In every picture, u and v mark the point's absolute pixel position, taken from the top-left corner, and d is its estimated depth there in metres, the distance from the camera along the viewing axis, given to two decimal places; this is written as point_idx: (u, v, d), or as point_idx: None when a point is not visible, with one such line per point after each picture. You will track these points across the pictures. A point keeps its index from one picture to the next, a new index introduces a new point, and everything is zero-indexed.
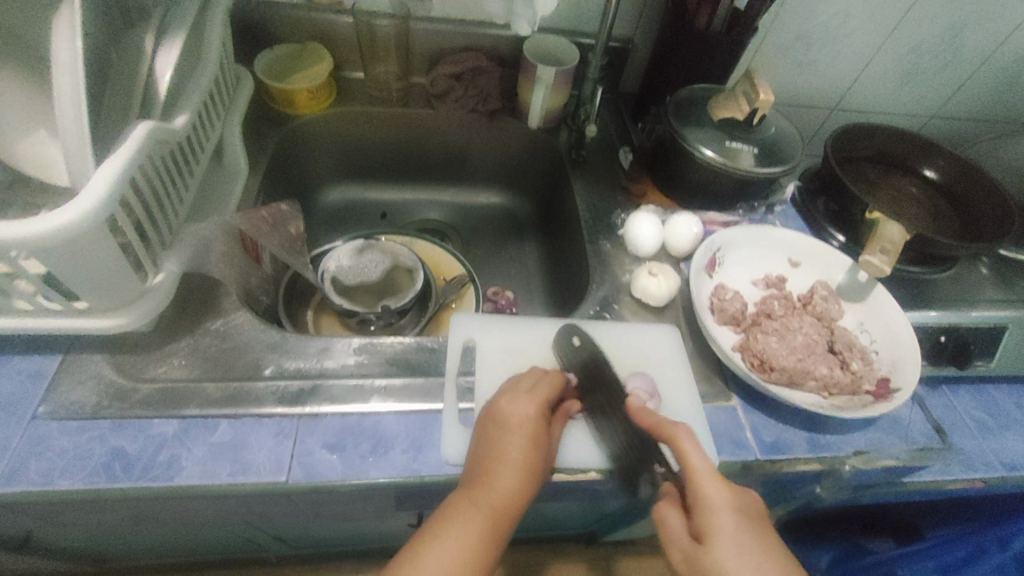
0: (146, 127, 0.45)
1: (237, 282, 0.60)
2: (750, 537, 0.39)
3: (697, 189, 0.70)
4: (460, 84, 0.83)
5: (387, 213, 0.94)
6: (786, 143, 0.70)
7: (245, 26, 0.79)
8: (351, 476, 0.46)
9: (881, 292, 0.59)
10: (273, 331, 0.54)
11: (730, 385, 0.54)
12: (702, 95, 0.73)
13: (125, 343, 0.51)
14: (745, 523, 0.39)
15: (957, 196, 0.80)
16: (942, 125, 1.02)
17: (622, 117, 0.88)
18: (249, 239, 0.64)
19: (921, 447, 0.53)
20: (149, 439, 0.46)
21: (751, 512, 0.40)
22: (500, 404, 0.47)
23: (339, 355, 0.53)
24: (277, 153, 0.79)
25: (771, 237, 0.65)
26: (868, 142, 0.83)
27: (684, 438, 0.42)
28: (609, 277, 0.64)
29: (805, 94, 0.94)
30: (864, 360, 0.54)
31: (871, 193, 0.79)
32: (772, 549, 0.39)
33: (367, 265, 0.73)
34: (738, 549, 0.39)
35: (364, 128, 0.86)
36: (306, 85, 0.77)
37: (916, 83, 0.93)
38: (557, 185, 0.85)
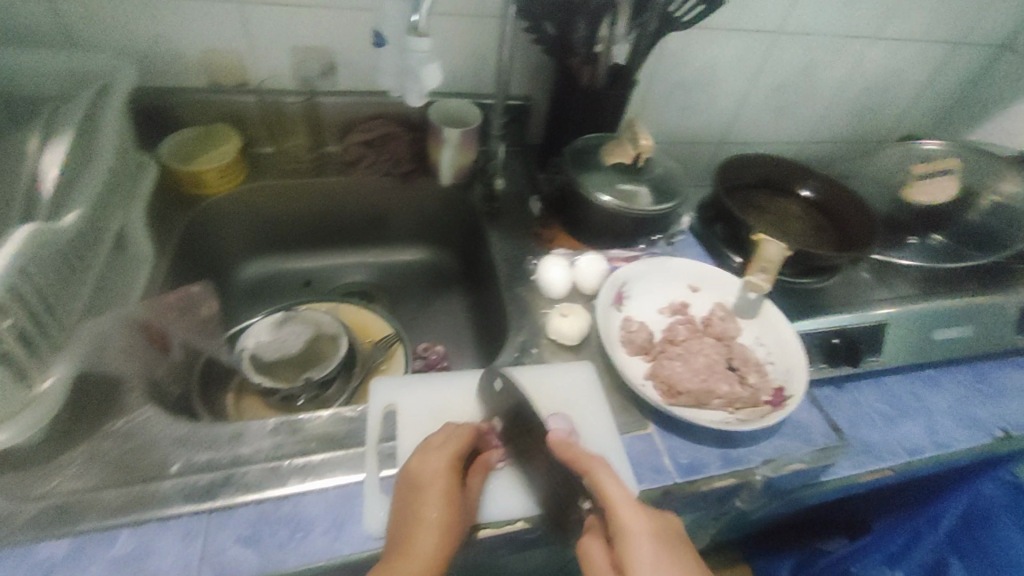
0: (31, 230, 0.50)
1: (142, 375, 0.57)
2: (667, 559, 0.42)
3: (601, 230, 0.75)
4: (371, 150, 0.86)
5: (311, 281, 0.93)
6: (673, 180, 0.76)
7: (145, 111, 0.78)
8: (268, 568, 0.44)
9: (771, 308, 0.64)
10: (182, 424, 0.52)
11: (647, 414, 0.56)
12: (594, 144, 0.79)
13: (11, 459, 0.47)
14: (662, 546, 0.42)
15: (831, 210, 0.90)
16: (815, 148, 1.15)
17: (530, 167, 0.93)
18: (155, 329, 0.62)
19: (822, 446, 0.57)
20: (36, 565, 0.42)
21: (668, 533, 0.43)
22: (415, 464, 0.48)
23: (253, 439, 0.51)
24: (188, 234, 0.76)
25: (669, 267, 0.70)
26: (749, 171, 0.92)
27: (601, 471, 0.45)
28: (526, 322, 0.67)
29: (692, 132, 1.03)
30: (760, 373, 0.58)
31: (759, 216, 0.88)
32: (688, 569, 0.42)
33: (288, 338, 0.71)
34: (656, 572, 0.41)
35: (279, 200, 0.87)
36: (214, 165, 0.77)
37: (786, 114, 1.05)
38: (475, 237, 0.88)
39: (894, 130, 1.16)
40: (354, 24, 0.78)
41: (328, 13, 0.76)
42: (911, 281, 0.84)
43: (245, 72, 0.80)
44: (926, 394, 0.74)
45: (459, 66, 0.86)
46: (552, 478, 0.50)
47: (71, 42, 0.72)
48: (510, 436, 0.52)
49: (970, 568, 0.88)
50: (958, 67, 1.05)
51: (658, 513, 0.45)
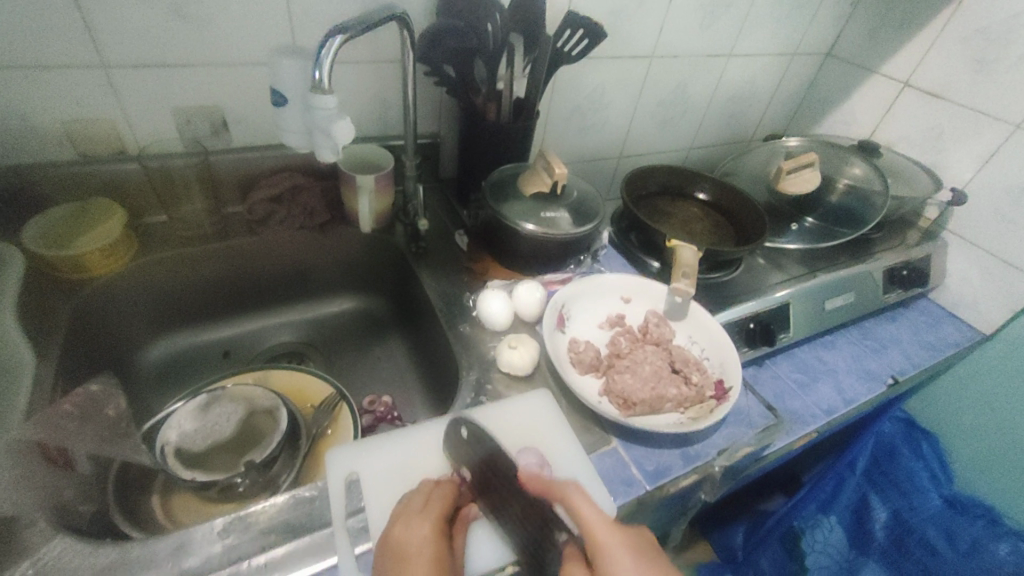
0: None
1: (47, 504, 0.49)
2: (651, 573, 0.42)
3: (531, 256, 0.77)
4: (281, 206, 0.81)
5: (230, 350, 0.86)
6: (589, 200, 0.81)
7: (1, 195, 0.68)
8: None
9: (695, 307, 0.71)
10: (107, 550, 0.45)
11: (607, 429, 0.59)
12: (510, 175, 0.82)
13: None
14: (644, 561, 0.43)
15: (725, 208, 1.00)
16: (699, 152, 1.28)
17: (450, 202, 0.94)
18: (53, 446, 0.54)
19: (761, 427, 0.63)
20: None
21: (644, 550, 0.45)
22: (395, 532, 0.45)
23: (199, 547, 0.46)
24: (75, 325, 0.67)
25: (601, 282, 0.74)
26: (651, 180, 1.01)
27: (574, 495, 0.46)
28: (475, 359, 0.67)
29: (593, 151, 1.11)
30: (701, 371, 0.63)
31: (667, 221, 0.95)
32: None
33: (218, 421, 0.65)
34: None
35: (182, 271, 0.79)
36: (96, 245, 0.68)
37: (670, 126, 1.16)
38: (405, 278, 0.87)
39: (758, 130, 1.32)
40: (242, 79, 0.74)
41: (210, 70, 0.71)
42: (798, 261, 0.95)
43: (122, 139, 0.73)
44: (828, 357, 0.84)
45: (363, 112, 0.84)
46: (517, 514, 0.48)
47: None
48: (478, 488, 0.51)
49: (886, 500, 1.06)
50: (799, 73, 1.23)
51: (631, 532, 0.46)
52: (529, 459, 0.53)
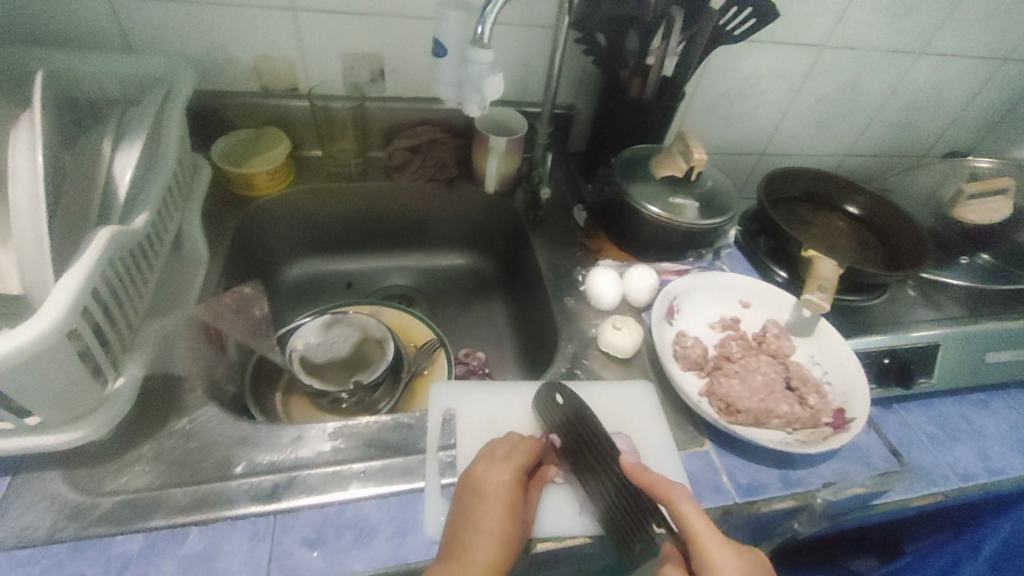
0: (106, 236, 0.44)
1: (204, 375, 0.59)
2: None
3: (649, 242, 0.74)
4: (416, 155, 0.86)
5: (353, 282, 0.94)
6: (722, 193, 0.75)
7: (199, 115, 0.80)
8: (334, 572, 0.44)
9: (824, 326, 0.64)
10: (244, 424, 0.53)
11: (701, 430, 0.57)
12: (643, 155, 0.79)
13: (86, 455, 0.49)
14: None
15: (878, 226, 0.88)
16: (855, 162, 1.14)
17: (573, 176, 0.93)
18: (212, 328, 0.63)
19: (882, 472, 0.56)
20: (111, 559, 0.43)
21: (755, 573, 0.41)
22: (476, 471, 0.48)
23: (313, 442, 0.52)
24: (239, 235, 0.78)
25: (721, 281, 0.69)
26: (794, 183, 0.91)
27: (680, 498, 0.43)
28: (575, 333, 0.67)
29: (732, 144, 1.03)
30: (820, 394, 0.58)
31: (804, 230, 0.86)
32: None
33: (336, 340, 0.72)
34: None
35: (326, 204, 0.88)
36: (264, 168, 0.78)
37: (827, 127, 1.04)
38: (518, 244, 0.88)
39: (935, 145, 1.14)
40: (404, 31, 0.79)
41: (377, 21, 0.77)
42: (959, 301, 0.82)
43: (296, 78, 0.81)
44: (978, 418, 0.72)
45: (506, 75, 0.86)
46: (618, 496, 0.49)
47: (128, 46, 0.73)
48: (574, 454, 0.52)
49: None
50: (1007, 82, 1.03)
51: (744, 549, 0.43)
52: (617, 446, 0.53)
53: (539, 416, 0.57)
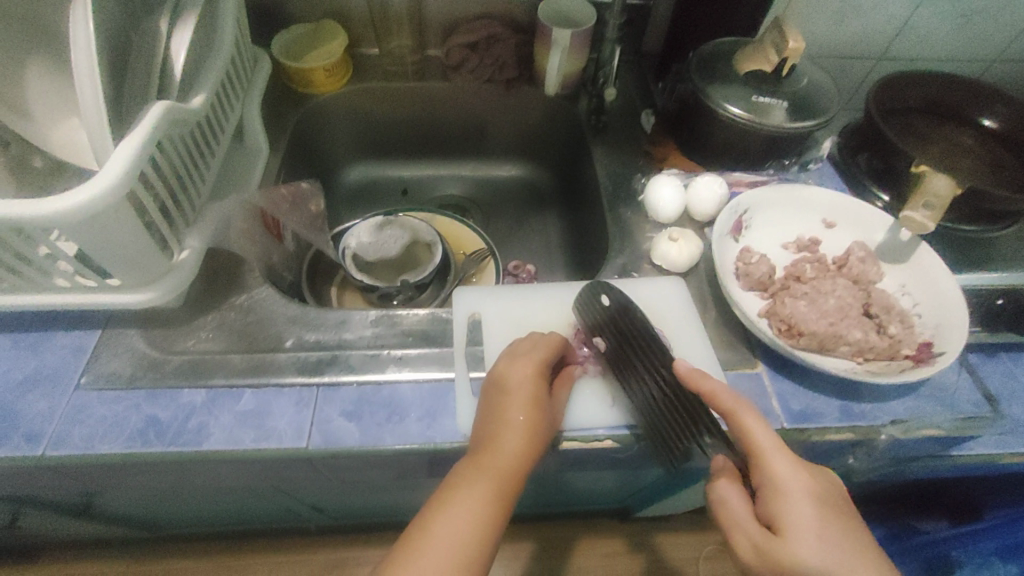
0: (157, 111, 0.45)
1: (259, 259, 0.62)
2: (824, 519, 0.38)
3: (722, 148, 0.67)
4: (474, 53, 0.81)
5: (408, 189, 0.94)
6: (821, 94, 0.64)
7: (261, 9, 0.79)
8: (368, 443, 0.47)
9: (927, 251, 0.55)
10: (294, 306, 0.56)
11: (755, 351, 0.52)
12: (728, 49, 0.68)
13: (159, 318, 0.54)
14: (818, 503, 0.39)
15: (1018, 145, 0.73)
16: (1005, 71, 0.92)
17: (644, 78, 0.83)
18: (269, 217, 0.65)
19: (968, 416, 0.50)
20: (179, 407, 0.48)
21: (822, 489, 0.40)
22: (500, 368, 0.47)
23: (355, 327, 0.54)
24: (298, 132, 0.79)
25: (801, 196, 0.61)
26: (915, 91, 0.75)
27: (747, 415, 0.40)
28: (629, 245, 0.63)
29: (845, 45, 0.86)
30: (904, 323, 0.51)
31: (920, 147, 0.72)
32: (847, 529, 0.39)
33: (387, 241, 0.72)
34: (812, 532, 0.38)
35: (382, 106, 0.86)
36: (321, 63, 0.77)
37: (977, 22, 0.84)
38: (578, 154, 0.82)
39: None
40: None
41: None
42: None
43: None
44: None
45: None
46: (664, 401, 0.46)
47: None
48: (618, 356, 0.50)
49: None
50: None
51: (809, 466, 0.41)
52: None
53: (581, 315, 0.54)
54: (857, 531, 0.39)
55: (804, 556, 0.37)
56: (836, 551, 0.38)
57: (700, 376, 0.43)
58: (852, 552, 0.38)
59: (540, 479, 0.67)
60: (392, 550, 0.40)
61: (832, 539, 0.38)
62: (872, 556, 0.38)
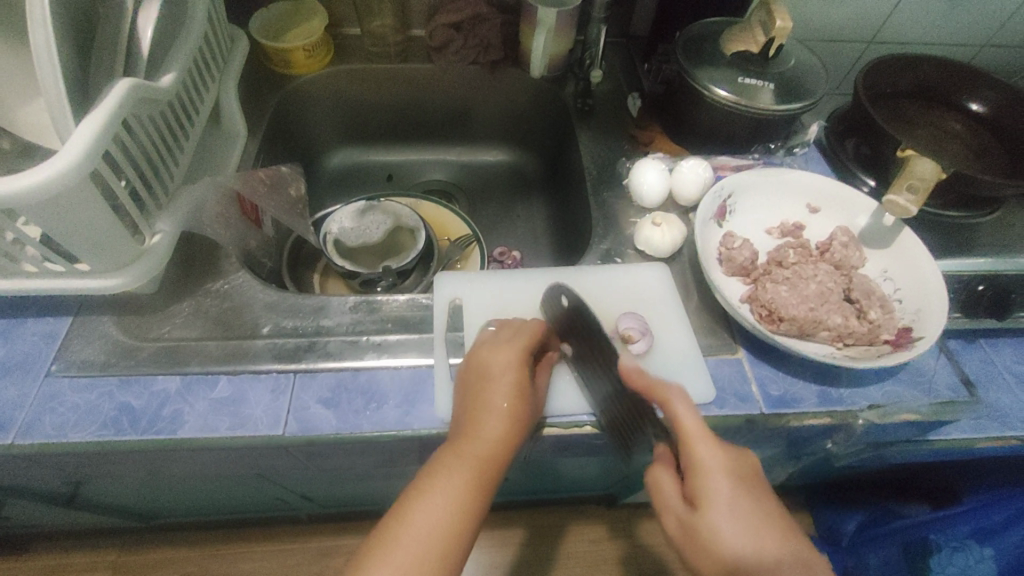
0: (123, 88, 0.43)
1: (237, 244, 0.61)
2: (745, 499, 0.39)
3: (708, 132, 0.66)
4: (459, 34, 0.78)
5: (393, 175, 0.92)
6: (808, 76, 0.63)
7: None
8: (345, 429, 0.46)
9: (909, 236, 0.55)
10: (272, 292, 0.55)
11: (736, 337, 0.52)
12: (715, 30, 0.67)
13: (132, 305, 0.53)
14: (740, 485, 0.39)
15: (1006, 130, 0.72)
16: (994, 55, 0.91)
17: (631, 60, 0.81)
18: (247, 201, 0.64)
19: (944, 400, 0.50)
20: (153, 394, 0.47)
21: (748, 471, 0.40)
22: (481, 355, 0.47)
23: (334, 313, 0.53)
24: (277, 115, 0.77)
25: (785, 180, 0.61)
26: (904, 75, 0.75)
27: (675, 400, 0.41)
28: (612, 230, 0.62)
29: (834, 28, 0.85)
30: (884, 308, 0.51)
31: (907, 133, 0.72)
32: (771, 509, 0.39)
33: (369, 227, 0.71)
34: (730, 512, 0.38)
35: (365, 88, 0.84)
36: (301, 43, 0.75)
37: (966, 6, 0.83)
38: (565, 138, 0.81)
39: None
40: None
41: None
42: None
43: None
44: None
45: None
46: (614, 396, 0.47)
47: None
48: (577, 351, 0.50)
49: None
50: None
51: (737, 448, 0.41)
52: (628, 324, 0.53)
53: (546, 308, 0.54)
54: (783, 510, 0.40)
55: (721, 532, 0.38)
56: (757, 531, 0.38)
57: (639, 369, 0.43)
58: (773, 531, 0.38)
59: (523, 465, 0.68)
60: (369, 537, 0.41)
61: (752, 518, 0.38)
62: (794, 535, 0.39)
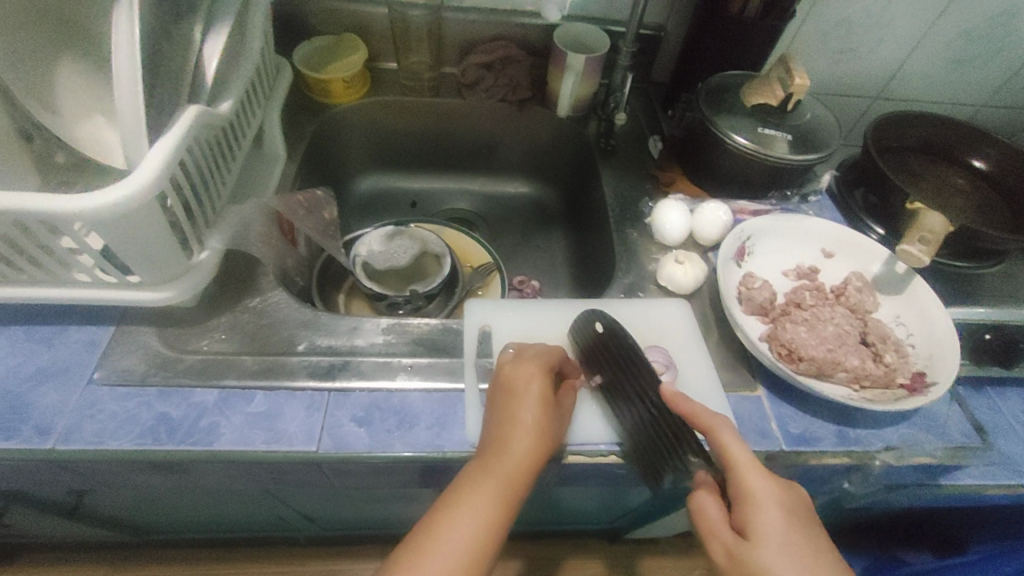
0: (191, 116, 0.46)
1: (274, 262, 0.63)
2: (796, 535, 0.39)
3: (728, 176, 0.69)
4: (490, 73, 0.83)
5: (417, 202, 0.95)
6: (822, 129, 0.67)
7: (285, 19, 0.81)
8: (377, 448, 0.47)
9: (920, 284, 0.58)
10: (307, 310, 0.57)
11: (756, 374, 0.54)
12: (736, 82, 0.71)
13: (173, 317, 0.55)
14: (793, 519, 0.39)
15: (1009, 188, 0.75)
16: (993, 115, 0.96)
17: (652, 106, 0.86)
18: (285, 221, 0.66)
19: (957, 445, 0.52)
20: (191, 406, 0.49)
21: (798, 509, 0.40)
22: (506, 372, 0.48)
23: (367, 334, 0.55)
24: (314, 140, 0.81)
25: (802, 226, 0.64)
26: (910, 131, 0.79)
27: (724, 429, 0.42)
28: (634, 265, 0.65)
29: (843, 84, 0.90)
30: (899, 353, 0.53)
31: (914, 185, 0.75)
32: (820, 548, 0.39)
33: (397, 251, 0.74)
34: (784, 547, 0.38)
35: (397, 118, 0.88)
36: (341, 74, 0.79)
37: (967, 69, 0.88)
38: (586, 174, 0.84)
39: None
40: None
41: None
42: None
43: None
44: None
45: None
46: (651, 424, 0.47)
47: None
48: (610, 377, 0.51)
49: None
50: None
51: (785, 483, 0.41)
52: (653, 357, 0.54)
53: (573, 335, 0.56)
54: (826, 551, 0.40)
55: (773, 565, 0.37)
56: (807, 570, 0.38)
57: (685, 397, 0.45)
58: (821, 569, 0.38)
59: (538, 492, 0.68)
60: (397, 552, 0.41)
61: (802, 555, 0.38)
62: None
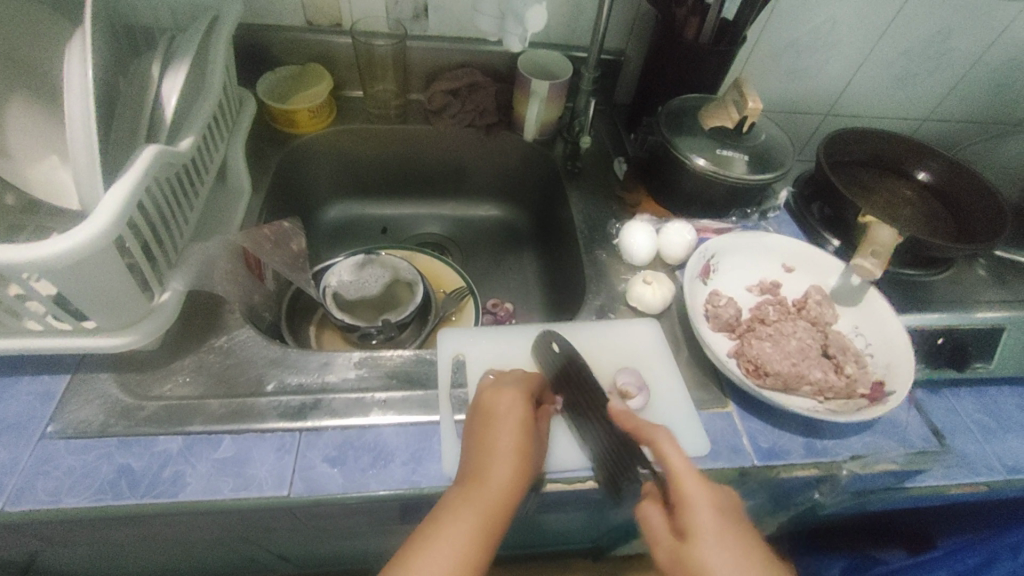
0: (149, 155, 0.45)
1: (240, 299, 0.62)
2: (731, 534, 0.39)
3: (691, 197, 0.72)
4: (456, 99, 0.83)
5: (387, 228, 0.95)
6: (777, 149, 0.70)
7: (247, 51, 0.81)
8: (352, 489, 0.46)
9: (874, 295, 0.61)
10: (276, 348, 0.55)
11: (727, 392, 0.55)
12: (694, 105, 0.74)
13: (133, 362, 0.53)
14: (725, 518, 0.40)
15: (950, 198, 0.80)
16: (933, 128, 1.02)
17: (616, 128, 0.88)
18: (251, 256, 0.65)
19: (918, 450, 0.54)
20: (154, 456, 0.47)
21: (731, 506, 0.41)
22: (485, 398, 0.48)
23: (339, 369, 0.54)
24: (280, 171, 0.80)
25: (763, 243, 0.66)
26: (858, 146, 0.83)
27: (661, 439, 0.43)
28: (604, 286, 0.66)
29: (796, 102, 0.94)
30: (858, 364, 0.55)
31: (865, 198, 0.79)
32: (754, 543, 0.40)
33: (367, 280, 0.73)
34: (721, 547, 0.39)
35: (364, 145, 0.88)
36: (305, 105, 0.78)
37: (907, 87, 0.93)
38: (554, 197, 0.86)
39: None
40: None
41: None
42: None
43: (341, 12, 0.80)
44: None
45: (554, 16, 0.82)
46: (607, 441, 0.50)
47: None
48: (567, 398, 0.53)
49: None
50: None
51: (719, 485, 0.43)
52: (626, 378, 0.55)
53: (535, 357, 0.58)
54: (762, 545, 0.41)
55: (709, 565, 0.38)
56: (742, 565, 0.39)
57: (628, 411, 0.46)
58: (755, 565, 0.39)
59: (519, 518, 0.67)
60: None
61: (738, 551, 0.39)
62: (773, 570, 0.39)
